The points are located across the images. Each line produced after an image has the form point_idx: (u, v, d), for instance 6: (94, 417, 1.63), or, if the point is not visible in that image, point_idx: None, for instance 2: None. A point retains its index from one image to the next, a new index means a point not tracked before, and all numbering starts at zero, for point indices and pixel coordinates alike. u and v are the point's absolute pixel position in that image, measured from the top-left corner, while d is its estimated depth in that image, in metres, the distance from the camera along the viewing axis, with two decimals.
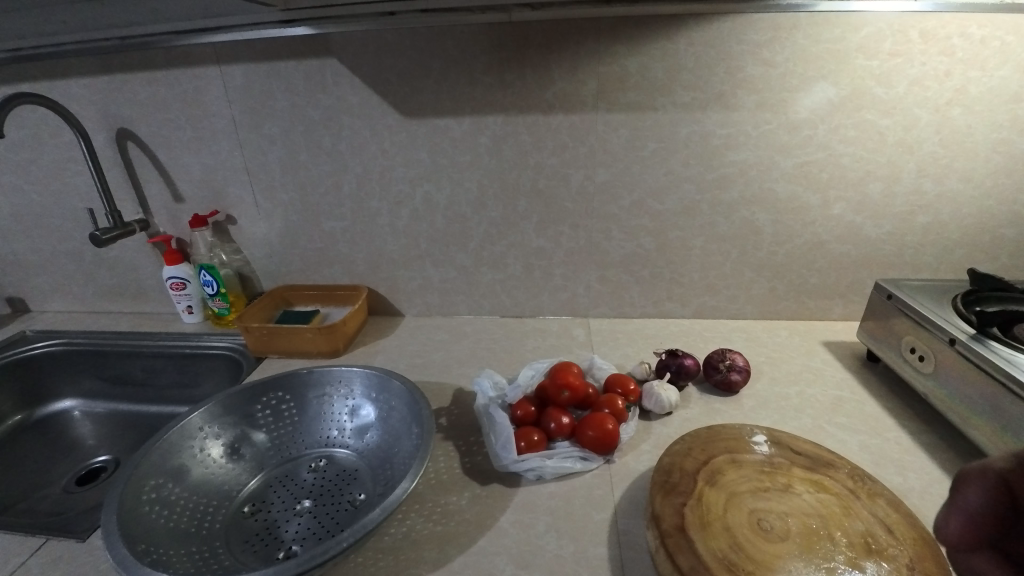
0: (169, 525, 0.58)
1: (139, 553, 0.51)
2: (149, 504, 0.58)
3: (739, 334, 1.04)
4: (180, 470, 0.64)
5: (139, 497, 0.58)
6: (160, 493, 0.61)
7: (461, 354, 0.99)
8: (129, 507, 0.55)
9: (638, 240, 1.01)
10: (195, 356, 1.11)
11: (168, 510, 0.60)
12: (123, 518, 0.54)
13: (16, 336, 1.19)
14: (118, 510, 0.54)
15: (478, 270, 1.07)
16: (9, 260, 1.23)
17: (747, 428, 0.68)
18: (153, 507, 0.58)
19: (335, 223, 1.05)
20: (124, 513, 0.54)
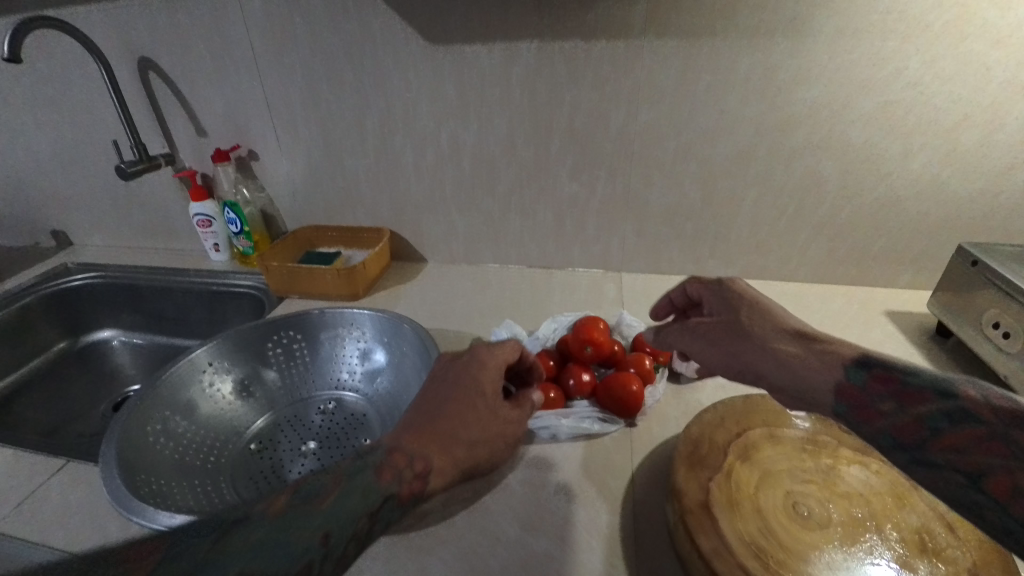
0: (173, 459, 0.58)
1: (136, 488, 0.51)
2: (153, 438, 0.58)
3: (789, 298, 0.94)
4: (188, 405, 0.64)
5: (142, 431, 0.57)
6: (166, 428, 0.61)
7: (484, 304, 0.94)
8: (131, 441, 0.55)
9: (683, 189, 0.91)
10: (222, 294, 1.11)
11: (174, 443, 0.60)
12: (123, 450, 0.53)
13: (59, 268, 1.23)
14: (118, 444, 0.54)
15: (505, 218, 1.00)
16: (49, 194, 1.26)
17: None
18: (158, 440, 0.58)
19: (358, 162, 1.00)
20: (125, 447, 0.54)
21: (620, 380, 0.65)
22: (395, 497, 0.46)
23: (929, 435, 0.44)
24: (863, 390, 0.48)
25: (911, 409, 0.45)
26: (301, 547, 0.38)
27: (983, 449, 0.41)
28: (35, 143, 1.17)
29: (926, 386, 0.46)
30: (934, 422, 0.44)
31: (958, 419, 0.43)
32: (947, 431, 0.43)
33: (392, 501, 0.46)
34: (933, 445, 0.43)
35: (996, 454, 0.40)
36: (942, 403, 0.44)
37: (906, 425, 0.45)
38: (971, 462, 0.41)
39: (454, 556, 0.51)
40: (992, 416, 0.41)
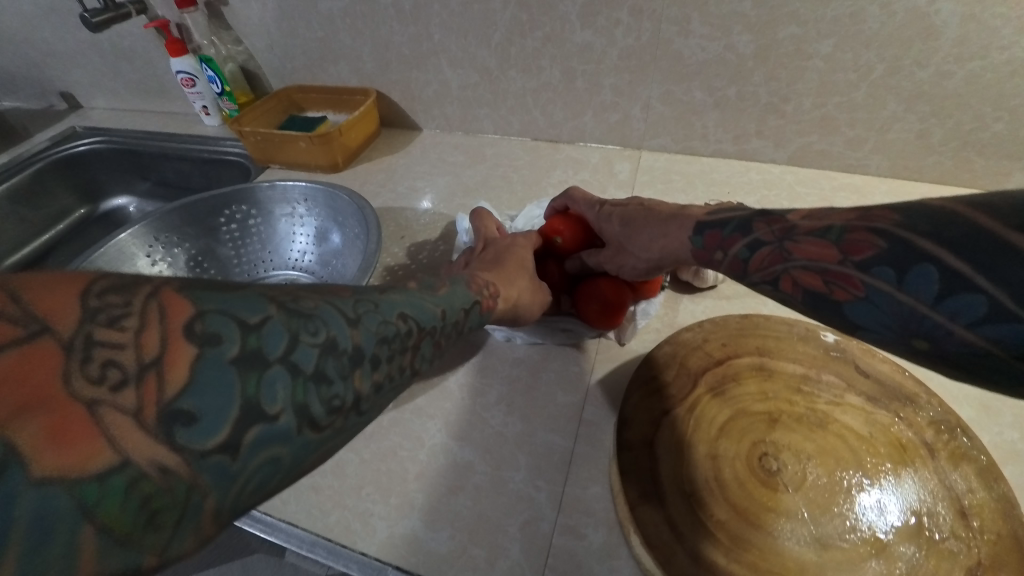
0: None
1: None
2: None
3: (848, 194, 0.75)
4: None
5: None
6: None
7: (471, 182, 0.82)
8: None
9: (730, 39, 0.69)
10: (215, 161, 1.06)
11: None
12: None
13: (67, 130, 1.21)
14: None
15: (504, 74, 0.82)
16: (45, 48, 1.20)
17: (804, 327, 0.48)
18: None
19: (332, 3, 0.83)
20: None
21: (598, 284, 0.53)
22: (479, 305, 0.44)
23: (746, 266, 0.41)
24: (705, 248, 0.45)
25: (729, 252, 0.43)
26: (426, 310, 0.37)
27: (806, 273, 0.36)
28: None
29: (739, 226, 0.42)
30: (744, 254, 0.41)
31: (760, 246, 0.40)
32: (765, 257, 0.39)
33: (477, 307, 0.44)
34: (752, 275, 0.40)
35: (813, 268, 0.36)
36: (748, 238, 0.41)
37: (729, 267, 0.42)
38: (793, 286, 0.37)
39: (372, 456, 0.48)
40: (804, 235, 0.37)
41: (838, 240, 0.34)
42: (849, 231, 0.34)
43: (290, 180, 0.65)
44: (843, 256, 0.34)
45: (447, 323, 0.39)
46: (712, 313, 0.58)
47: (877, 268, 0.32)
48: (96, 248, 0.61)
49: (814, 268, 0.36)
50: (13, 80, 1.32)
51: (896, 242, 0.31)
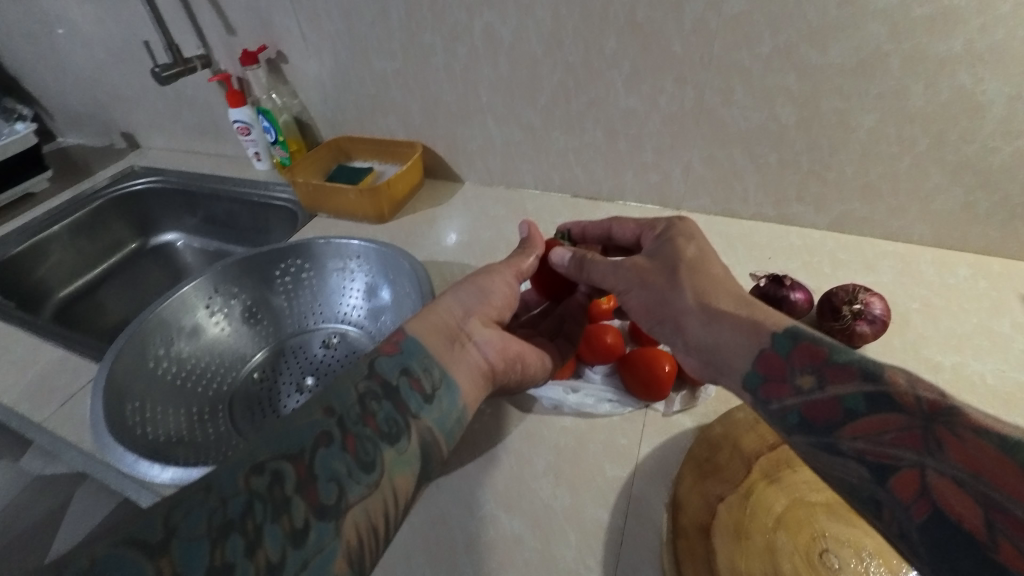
0: (173, 383, 0.61)
1: (124, 412, 0.54)
2: (155, 360, 0.61)
3: (891, 261, 0.75)
4: (194, 330, 0.66)
5: (144, 352, 0.60)
6: (169, 350, 0.63)
7: (513, 236, 0.84)
8: (130, 362, 0.58)
9: (773, 109, 0.71)
10: (263, 204, 1.11)
11: (177, 367, 0.63)
12: (119, 377, 0.56)
13: (126, 169, 1.29)
14: (114, 366, 0.56)
15: (548, 134, 0.85)
16: (113, 93, 1.29)
17: None
18: (159, 364, 0.61)
19: (386, 63, 0.88)
20: (121, 369, 0.57)
21: (647, 355, 0.55)
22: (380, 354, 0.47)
23: (845, 418, 0.38)
24: (788, 360, 0.42)
25: (831, 387, 0.39)
26: (304, 426, 0.40)
27: (944, 484, 0.32)
28: (93, 40, 1.18)
29: (859, 369, 0.38)
30: (852, 405, 0.37)
31: (879, 408, 0.36)
32: (883, 425, 0.36)
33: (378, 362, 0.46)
34: (847, 437, 0.37)
35: (954, 480, 0.32)
36: (867, 387, 0.38)
37: (819, 406, 0.39)
38: (911, 488, 0.33)
39: (422, 523, 0.49)
40: (962, 433, 0.33)
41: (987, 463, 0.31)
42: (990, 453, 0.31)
43: (346, 239, 0.69)
44: (1014, 496, 0.29)
45: (344, 411, 0.42)
46: None
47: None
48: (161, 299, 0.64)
49: (963, 486, 0.31)
50: (81, 119, 1.41)
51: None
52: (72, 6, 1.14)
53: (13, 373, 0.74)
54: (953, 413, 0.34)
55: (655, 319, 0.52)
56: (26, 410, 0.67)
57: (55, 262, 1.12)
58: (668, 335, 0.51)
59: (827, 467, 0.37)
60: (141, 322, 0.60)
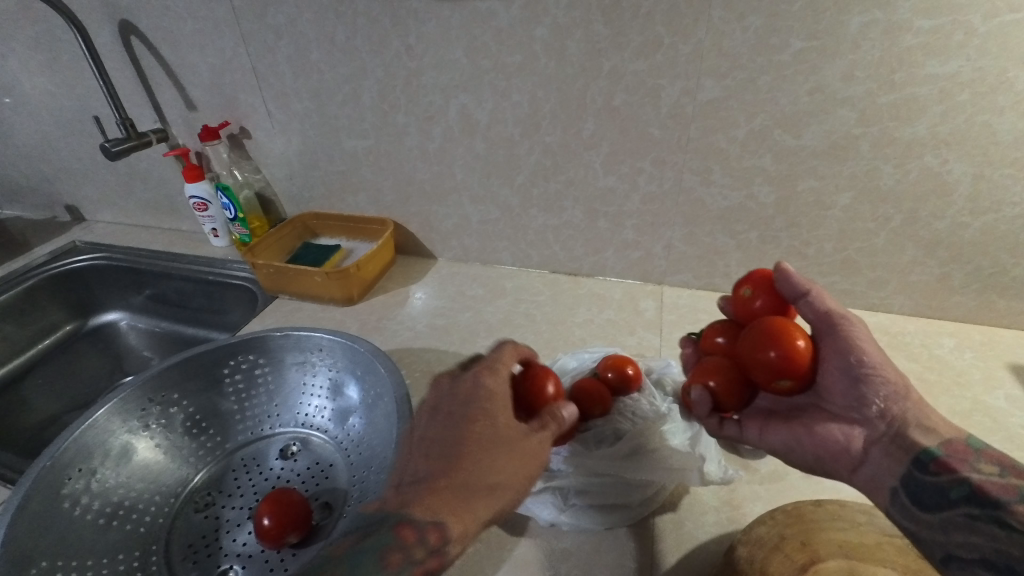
0: (93, 523, 0.52)
1: None
2: (72, 500, 0.51)
3: (878, 335, 0.74)
4: (124, 452, 0.57)
5: (58, 492, 0.50)
6: (90, 483, 0.53)
7: (493, 318, 0.79)
8: (38, 511, 0.48)
9: (751, 189, 0.71)
10: (220, 283, 1.03)
11: (98, 501, 0.53)
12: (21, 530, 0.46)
13: (67, 245, 1.19)
14: (13, 522, 0.45)
15: (525, 213, 0.83)
16: (60, 166, 1.21)
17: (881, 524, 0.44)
18: (75, 501, 0.51)
19: (357, 142, 0.86)
20: (25, 521, 0.46)
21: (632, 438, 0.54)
22: None
23: (954, 460, 0.43)
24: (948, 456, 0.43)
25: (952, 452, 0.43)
26: None
27: (998, 488, 0.40)
28: (41, 113, 1.12)
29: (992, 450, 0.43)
30: (960, 459, 0.42)
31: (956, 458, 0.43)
32: (961, 466, 0.42)
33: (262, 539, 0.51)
34: (966, 484, 0.41)
35: (1009, 495, 0.39)
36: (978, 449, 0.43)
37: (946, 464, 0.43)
38: (989, 494, 0.40)
39: None
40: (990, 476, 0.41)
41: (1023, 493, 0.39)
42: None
43: (308, 332, 0.62)
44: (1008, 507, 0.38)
45: None
46: (767, 488, 0.54)
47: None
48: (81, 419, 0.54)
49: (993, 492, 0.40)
50: (21, 191, 1.32)
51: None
52: (21, 80, 1.08)
53: None
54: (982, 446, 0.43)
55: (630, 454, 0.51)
56: None
57: None
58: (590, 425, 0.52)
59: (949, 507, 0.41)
60: (57, 454, 0.50)
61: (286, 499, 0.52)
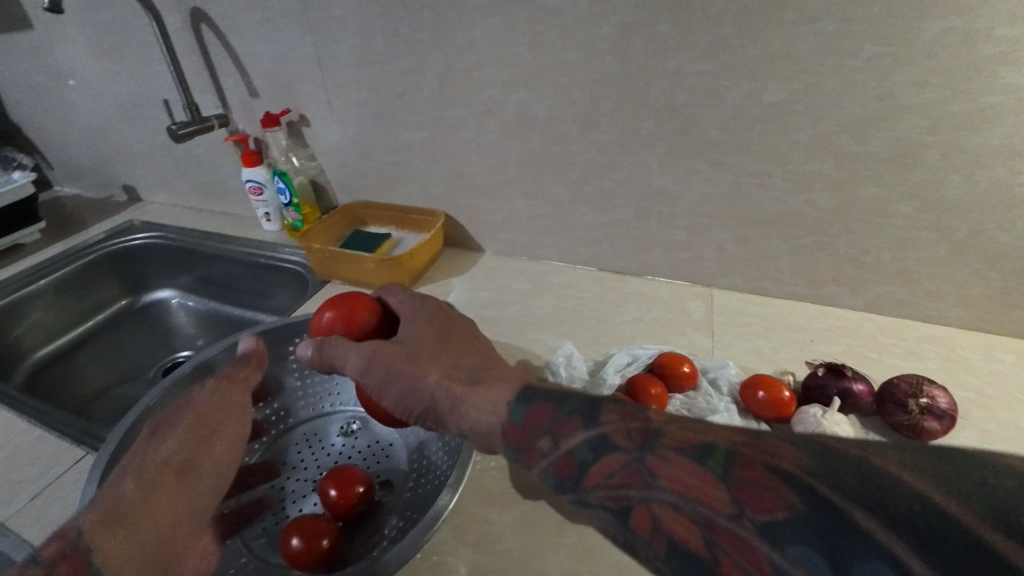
0: None
1: None
2: None
3: (934, 347, 0.73)
4: None
5: None
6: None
7: (541, 312, 0.80)
8: (127, 470, 0.53)
9: (810, 194, 0.71)
10: (270, 267, 1.06)
11: None
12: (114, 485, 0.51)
13: (125, 224, 1.24)
14: (104, 476, 0.51)
15: (576, 209, 0.83)
16: (120, 147, 1.26)
17: None
18: None
19: (413, 133, 0.87)
20: (113, 475, 0.52)
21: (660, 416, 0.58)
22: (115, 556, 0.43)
23: (580, 472, 0.41)
24: (523, 427, 0.46)
25: (564, 443, 0.42)
26: None
27: (667, 514, 0.36)
28: (106, 96, 1.17)
29: (571, 412, 0.43)
30: (581, 456, 0.41)
31: (602, 453, 0.40)
32: (609, 468, 0.39)
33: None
34: (590, 488, 0.40)
35: (676, 498, 0.36)
36: (587, 435, 0.41)
37: (560, 464, 0.42)
38: (647, 528, 0.37)
39: None
40: (665, 455, 0.38)
41: (728, 465, 0.35)
42: (759, 454, 0.35)
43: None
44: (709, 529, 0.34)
45: None
46: None
47: (793, 497, 0.31)
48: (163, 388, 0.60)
49: (678, 510, 0.36)
50: (80, 171, 1.37)
51: (813, 490, 0.31)
52: (89, 64, 1.13)
53: None
54: (668, 430, 0.39)
55: (422, 408, 0.54)
56: None
57: (35, 321, 1.04)
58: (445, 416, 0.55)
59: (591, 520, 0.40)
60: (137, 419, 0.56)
61: (349, 476, 0.56)
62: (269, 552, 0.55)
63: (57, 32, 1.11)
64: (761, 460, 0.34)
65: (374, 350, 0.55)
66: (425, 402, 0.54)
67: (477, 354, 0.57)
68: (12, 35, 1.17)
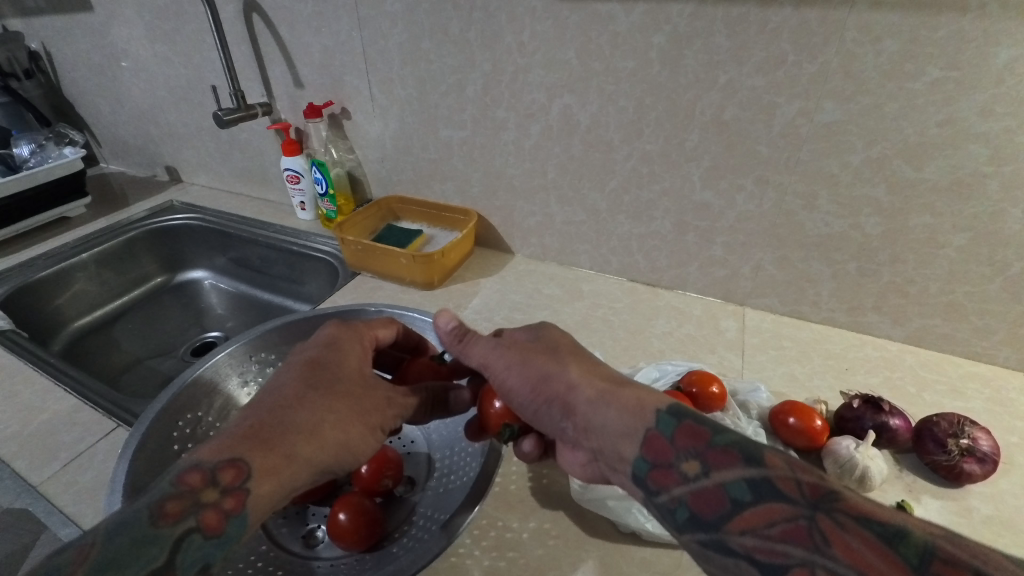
0: None
1: None
2: (182, 442, 0.58)
3: (979, 386, 0.70)
4: (227, 406, 0.64)
5: (170, 434, 0.57)
6: (196, 428, 0.60)
7: (570, 320, 0.80)
8: (157, 448, 0.55)
9: (858, 219, 0.69)
10: (302, 254, 1.07)
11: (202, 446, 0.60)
12: (142, 463, 0.52)
13: (166, 204, 1.27)
14: (138, 456, 0.52)
15: (612, 218, 0.83)
16: (166, 129, 1.30)
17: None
18: (184, 444, 0.58)
19: (453, 132, 0.88)
20: (146, 455, 0.53)
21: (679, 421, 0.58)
22: (198, 529, 0.39)
23: (731, 510, 0.38)
24: (671, 442, 0.43)
25: (714, 474, 0.39)
26: None
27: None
28: (158, 78, 1.20)
29: (731, 444, 0.40)
30: (737, 494, 0.38)
31: (762, 497, 0.37)
32: (770, 516, 0.36)
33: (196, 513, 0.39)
34: (734, 531, 0.37)
35: (853, 574, 0.32)
36: (748, 473, 0.38)
37: (704, 496, 0.39)
38: None
39: None
40: (844, 522, 0.34)
41: (923, 557, 0.30)
42: (959, 554, 0.31)
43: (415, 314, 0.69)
44: None
45: None
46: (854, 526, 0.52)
47: None
48: (197, 369, 0.62)
49: None
50: (128, 149, 1.42)
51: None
52: (144, 47, 1.17)
53: (17, 420, 0.66)
54: (846, 494, 0.35)
55: (542, 401, 0.51)
56: (24, 469, 0.60)
57: (77, 291, 1.08)
58: (557, 419, 0.51)
59: (719, 569, 0.37)
60: (171, 401, 0.58)
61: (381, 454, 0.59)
62: (291, 540, 0.56)
63: (116, 15, 1.15)
64: (963, 561, 0.30)
65: (528, 360, 0.52)
66: (556, 397, 0.50)
67: (606, 376, 0.51)
68: (74, 16, 1.21)
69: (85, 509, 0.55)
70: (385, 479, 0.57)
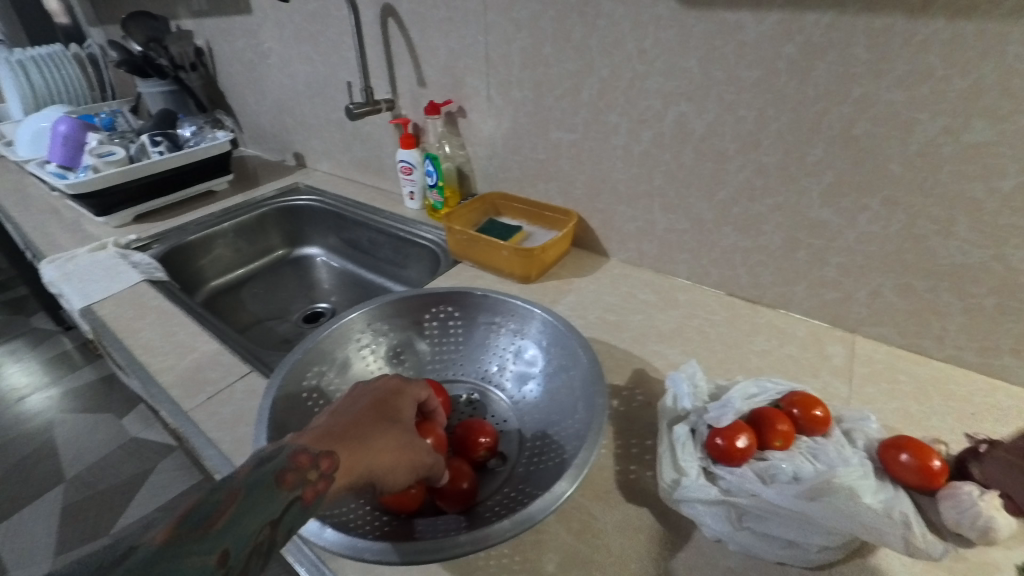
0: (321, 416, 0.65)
1: None
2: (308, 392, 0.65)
3: None
4: (345, 364, 0.70)
5: (301, 383, 0.64)
6: (320, 382, 0.67)
7: (664, 326, 0.80)
8: (292, 393, 0.62)
9: (1001, 251, 0.63)
10: (407, 240, 1.16)
11: (324, 398, 0.67)
12: (279, 404, 0.59)
13: (292, 185, 1.42)
14: (278, 396, 0.59)
15: (717, 229, 0.82)
16: (300, 120, 1.45)
17: None
18: (311, 393, 0.65)
19: (563, 134, 0.91)
20: (284, 397, 0.60)
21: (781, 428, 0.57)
22: (301, 500, 0.37)
23: None
24: None
25: None
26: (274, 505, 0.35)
27: None
28: (299, 75, 1.35)
29: None
30: None
31: None
32: None
33: (296, 505, 0.37)
34: None
35: None
36: None
37: None
38: None
39: None
40: None
41: None
42: None
43: (522, 301, 0.71)
44: None
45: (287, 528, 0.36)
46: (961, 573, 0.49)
47: None
48: (324, 329, 0.69)
49: None
50: (266, 137, 1.60)
51: None
52: (290, 45, 1.31)
53: (173, 355, 0.78)
54: None
55: None
56: (179, 396, 0.70)
57: (216, 255, 1.23)
58: None
59: None
60: (304, 354, 0.64)
61: (480, 427, 0.63)
62: None
63: (271, 17, 1.30)
64: None
65: None
66: None
67: None
68: (237, 17, 1.39)
69: (225, 436, 0.64)
70: (481, 450, 0.61)
